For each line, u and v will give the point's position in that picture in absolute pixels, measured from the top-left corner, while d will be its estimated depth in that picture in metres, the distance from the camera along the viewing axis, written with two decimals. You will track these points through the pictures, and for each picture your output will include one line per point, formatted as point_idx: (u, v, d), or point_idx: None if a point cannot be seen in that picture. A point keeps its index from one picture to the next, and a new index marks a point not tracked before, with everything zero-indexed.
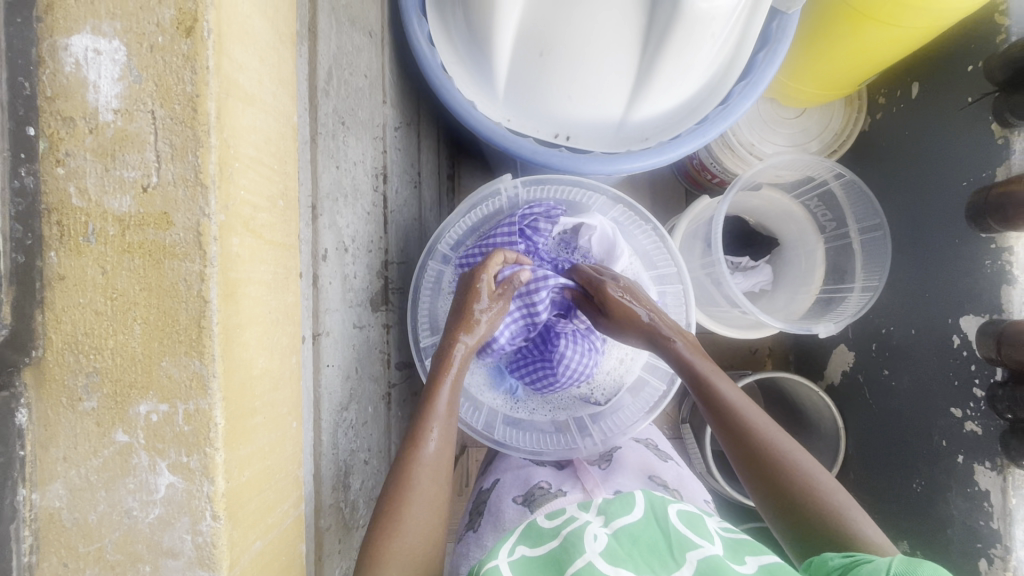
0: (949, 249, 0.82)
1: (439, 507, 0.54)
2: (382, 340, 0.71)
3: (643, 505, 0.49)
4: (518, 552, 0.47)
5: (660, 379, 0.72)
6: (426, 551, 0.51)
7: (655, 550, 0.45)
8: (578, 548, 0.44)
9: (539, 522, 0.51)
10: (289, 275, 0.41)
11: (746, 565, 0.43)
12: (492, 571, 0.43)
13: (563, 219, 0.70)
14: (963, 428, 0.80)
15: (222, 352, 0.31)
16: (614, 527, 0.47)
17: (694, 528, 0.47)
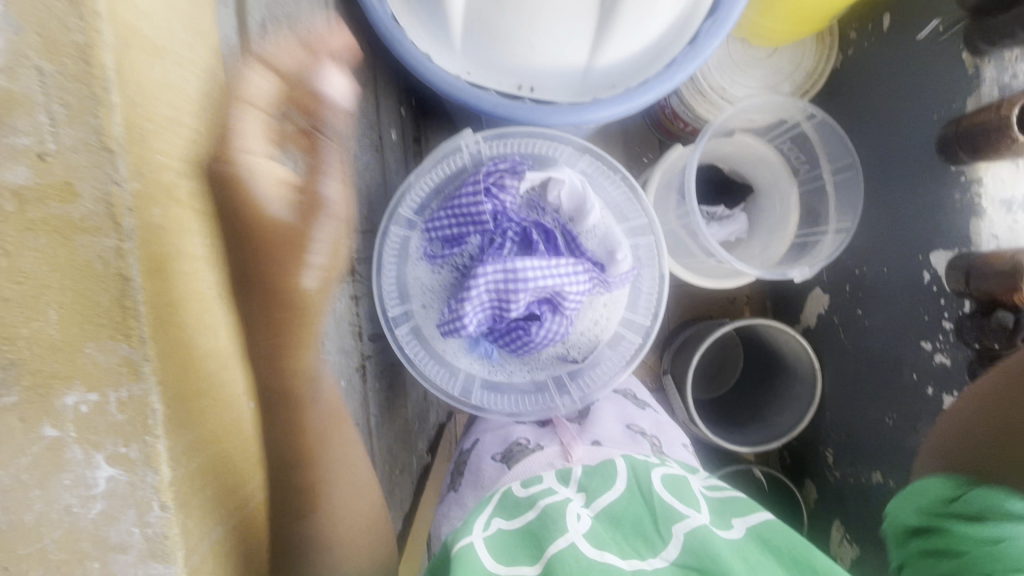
0: (919, 184, 0.82)
1: (362, 475, 0.51)
2: (350, 312, 0.68)
3: (624, 477, 0.51)
4: (493, 526, 0.47)
5: (636, 333, 0.71)
6: (366, 511, 0.52)
7: (639, 528, 0.46)
8: (560, 525, 0.44)
9: (514, 490, 0.52)
10: (229, 246, 0.38)
11: (734, 530, 0.45)
12: (467, 549, 0.42)
13: (529, 173, 0.68)
14: (933, 360, 0.82)
15: (151, 333, 0.28)
16: (596, 507, 0.48)
17: (679, 494, 0.48)
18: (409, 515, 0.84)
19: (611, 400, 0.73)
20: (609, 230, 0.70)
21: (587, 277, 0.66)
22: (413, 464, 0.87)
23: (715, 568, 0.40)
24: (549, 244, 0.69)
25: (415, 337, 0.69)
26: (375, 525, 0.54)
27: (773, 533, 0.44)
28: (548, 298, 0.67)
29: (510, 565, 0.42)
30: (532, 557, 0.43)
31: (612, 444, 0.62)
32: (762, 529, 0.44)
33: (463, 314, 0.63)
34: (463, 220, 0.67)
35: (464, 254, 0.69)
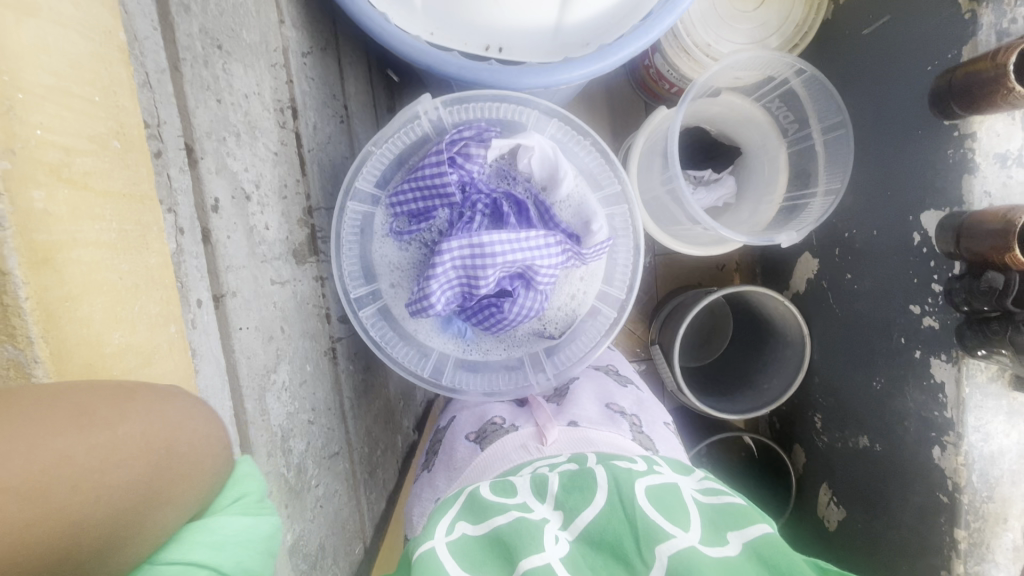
0: (910, 141, 0.78)
1: (68, 440, 0.25)
2: (316, 293, 0.65)
3: (606, 486, 0.43)
4: (458, 530, 0.41)
5: (612, 306, 0.68)
6: (163, 441, 0.29)
7: (619, 550, 0.39)
8: (536, 541, 0.39)
9: (481, 492, 0.45)
10: (149, 230, 0.34)
11: (730, 547, 0.38)
12: (427, 556, 0.38)
13: (495, 141, 0.63)
14: (921, 324, 0.80)
15: (42, 331, 0.26)
16: (576, 525, 0.41)
17: (665, 509, 0.41)
18: (393, 494, 0.84)
19: (591, 378, 0.70)
20: (583, 200, 0.67)
21: (561, 250, 0.63)
22: (398, 442, 0.86)
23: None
24: (521, 216, 0.65)
25: (383, 318, 0.66)
26: (200, 427, 0.31)
27: (775, 549, 0.37)
28: (520, 274, 0.64)
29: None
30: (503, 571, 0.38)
31: (590, 424, 0.59)
32: (758, 545, 0.38)
33: (429, 293, 0.60)
34: (428, 193, 0.63)
35: (432, 229, 0.66)
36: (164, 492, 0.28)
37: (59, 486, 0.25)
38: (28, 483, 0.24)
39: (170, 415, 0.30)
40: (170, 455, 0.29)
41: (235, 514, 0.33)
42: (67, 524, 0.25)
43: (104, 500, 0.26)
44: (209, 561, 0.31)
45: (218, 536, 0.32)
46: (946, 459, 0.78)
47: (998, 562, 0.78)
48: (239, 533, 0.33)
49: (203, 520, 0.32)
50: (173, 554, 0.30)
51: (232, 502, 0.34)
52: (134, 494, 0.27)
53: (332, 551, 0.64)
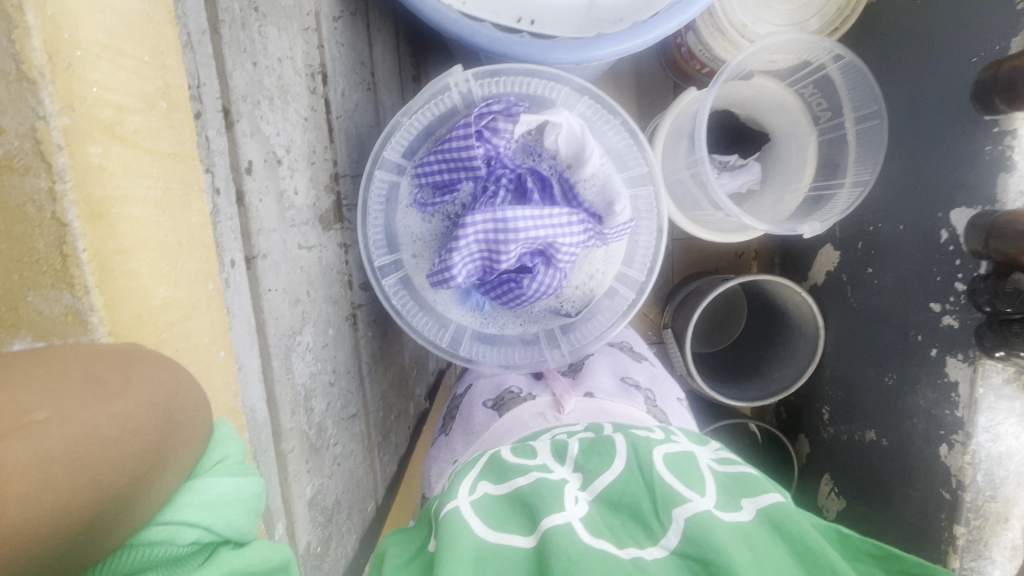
0: (948, 136, 0.76)
1: (80, 412, 0.25)
2: (340, 260, 0.67)
3: (625, 454, 0.44)
4: (480, 490, 0.44)
5: (631, 287, 0.69)
6: (165, 408, 0.29)
7: (636, 514, 0.40)
8: (557, 501, 0.40)
9: (502, 455, 0.49)
10: (190, 189, 0.35)
11: (743, 512, 0.39)
12: (453, 513, 0.40)
13: (524, 116, 0.63)
14: (940, 322, 0.79)
15: (97, 282, 0.27)
16: (594, 487, 0.43)
17: (682, 475, 0.42)
18: (405, 457, 0.87)
19: (606, 354, 0.72)
20: (608, 180, 0.66)
21: (582, 228, 0.63)
22: (411, 409, 0.89)
23: (717, 560, 0.34)
24: (544, 193, 0.66)
25: (405, 287, 0.68)
26: (194, 391, 0.31)
27: (788, 518, 0.38)
28: (541, 250, 0.64)
29: (500, 531, 0.39)
30: (525, 526, 0.40)
31: (605, 396, 0.61)
32: (771, 511, 0.38)
33: (452, 265, 0.61)
34: (454, 166, 0.63)
35: (455, 202, 0.66)
36: (169, 458, 0.28)
37: (77, 458, 0.24)
38: (46, 458, 0.24)
39: (167, 381, 0.30)
40: (172, 420, 0.29)
41: (222, 475, 0.33)
42: (89, 494, 0.25)
43: (119, 468, 0.26)
44: (200, 522, 0.31)
45: (208, 497, 0.32)
46: (952, 457, 0.79)
47: (994, 560, 0.79)
48: (228, 493, 0.33)
49: (195, 482, 0.32)
50: (167, 514, 0.30)
51: (215, 465, 0.33)
52: (145, 460, 0.27)
53: (347, 506, 0.68)
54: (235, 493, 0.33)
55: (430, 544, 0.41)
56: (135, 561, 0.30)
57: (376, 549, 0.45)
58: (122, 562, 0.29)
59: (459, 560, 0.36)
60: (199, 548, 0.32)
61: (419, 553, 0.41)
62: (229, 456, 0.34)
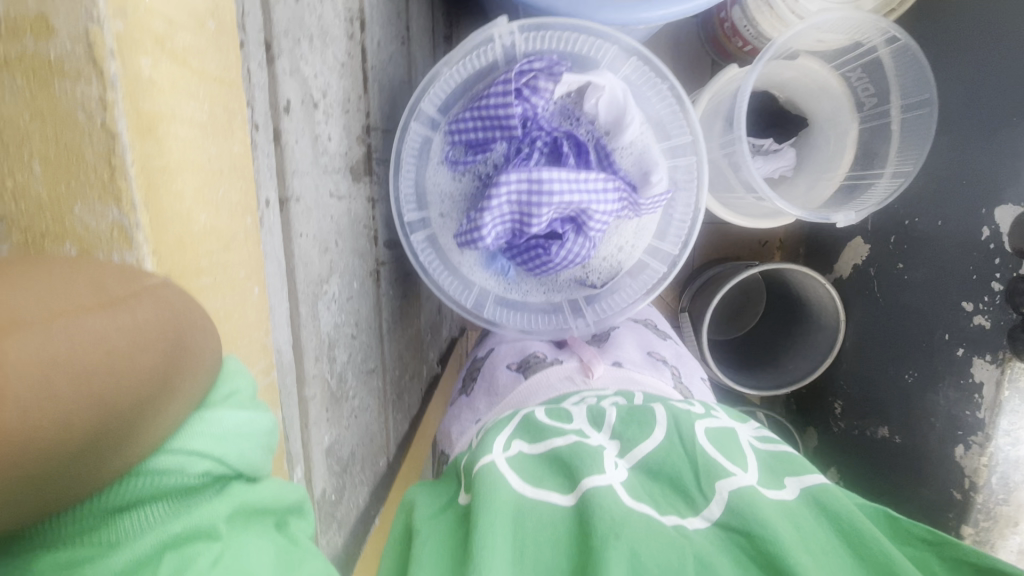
0: (1001, 130, 0.73)
1: (86, 320, 0.24)
2: (367, 214, 0.66)
3: (665, 425, 0.43)
4: (514, 448, 0.44)
5: (662, 262, 0.67)
6: (177, 329, 0.28)
7: (676, 483, 0.40)
8: (598, 464, 0.40)
9: (538, 415, 0.48)
10: (234, 117, 0.34)
11: (786, 491, 0.39)
12: (489, 467, 0.40)
13: (566, 77, 0.61)
14: (971, 322, 0.78)
15: (143, 198, 0.27)
16: (634, 455, 0.42)
17: (727, 450, 0.41)
18: (416, 418, 0.87)
19: (631, 329, 0.70)
20: (646, 150, 0.64)
21: (617, 196, 0.62)
22: (424, 371, 0.89)
23: (761, 534, 0.35)
24: (580, 159, 0.64)
25: (432, 246, 0.67)
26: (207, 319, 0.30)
27: (833, 498, 0.38)
28: (571, 217, 0.63)
29: (538, 488, 0.39)
30: (563, 486, 0.40)
31: (634, 366, 0.61)
32: (816, 491, 0.39)
33: (483, 226, 0.60)
34: (490, 124, 0.62)
35: (487, 162, 0.65)
36: (178, 383, 0.28)
37: (82, 365, 0.24)
38: (51, 360, 0.23)
39: (179, 304, 0.28)
40: (183, 342, 0.28)
41: (233, 409, 0.32)
42: (96, 408, 0.24)
43: (127, 387, 0.25)
44: (211, 453, 0.30)
45: (219, 429, 0.31)
46: (968, 458, 0.79)
47: None
48: (241, 426, 0.32)
49: (204, 412, 0.31)
50: (174, 443, 0.29)
51: (224, 397, 0.32)
52: (154, 381, 0.26)
53: (360, 460, 0.68)
54: (247, 426, 0.32)
55: (463, 496, 0.42)
56: (147, 488, 0.29)
57: (403, 496, 0.45)
58: (127, 492, 0.28)
59: (497, 511, 0.36)
60: (212, 480, 0.32)
61: (450, 505, 0.42)
62: (236, 390, 0.33)
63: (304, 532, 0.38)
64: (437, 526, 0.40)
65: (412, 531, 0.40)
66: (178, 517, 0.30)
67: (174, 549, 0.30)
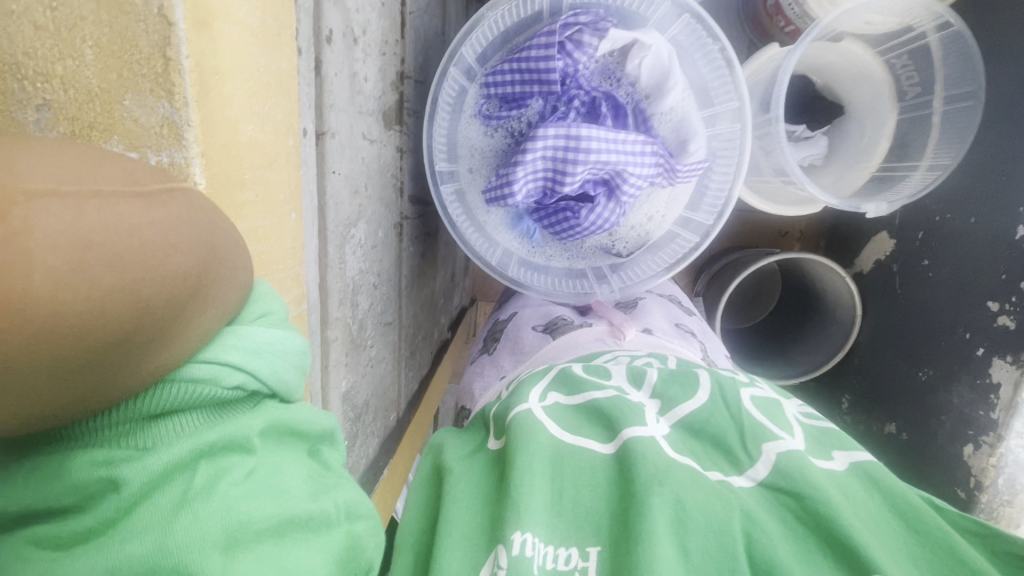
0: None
1: (117, 206, 0.24)
2: (395, 164, 0.65)
3: (708, 387, 0.43)
4: (550, 399, 0.46)
5: (693, 234, 0.66)
6: (212, 242, 0.27)
7: (719, 443, 0.41)
8: (638, 417, 0.41)
9: (573, 369, 0.49)
10: (283, 29, 0.33)
11: (835, 462, 0.39)
12: (524, 414, 0.42)
13: (612, 32, 0.59)
14: (994, 322, 0.76)
15: (196, 97, 0.26)
16: (675, 413, 0.43)
17: (772, 415, 0.41)
18: (426, 378, 0.87)
19: (656, 301, 0.69)
20: (687, 116, 0.62)
21: (654, 161, 0.60)
22: (435, 333, 0.89)
23: (811, 496, 0.36)
24: (617, 120, 0.62)
25: (459, 201, 0.66)
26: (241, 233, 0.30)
27: (883, 474, 0.38)
28: (601, 180, 0.62)
29: (576, 435, 0.41)
30: (604, 436, 0.41)
31: (663, 335, 0.60)
32: (866, 466, 0.39)
33: (514, 182, 0.59)
34: (529, 77, 0.60)
35: (522, 119, 0.63)
36: (207, 292, 0.27)
37: (109, 255, 0.23)
38: (76, 237, 0.22)
39: (211, 213, 0.28)
40: (213, 248, 0.27)
41: (265, 326, 0.32)
42: (121, 301, 0.23)
43: (158, 282, 0.24)
44: (245, 367, 0.30)
45: (252, 344, 0.31)
46: (977, 457, 0.78)
47: None
48: (274, 343, 0.32)
49: (238, 327, 0.30)
50: (207, 353, 0.29)
51: (257, 317, 0.32)
52: (185, 283, 0.25)
53: (373, 411, 0.68)
54: (279, 344, 0.32)
55: (495, 441, 0.44)
56: (181, 396, 0.29)
57: (431, 439, 0.47)
58: (164, 397, 0.29)
59: (535, 454, 0.38)
60: (245, 394, 0.32)
61: (480, 449, 0.44)
62: (271, 311, 0.33)
63: (337, 460, 0.39)
64: (469, 466, 0.42)
65: (444, 470, 0.42)
66: (211, 428, 0.30)
67: (208, 458, 0.30)
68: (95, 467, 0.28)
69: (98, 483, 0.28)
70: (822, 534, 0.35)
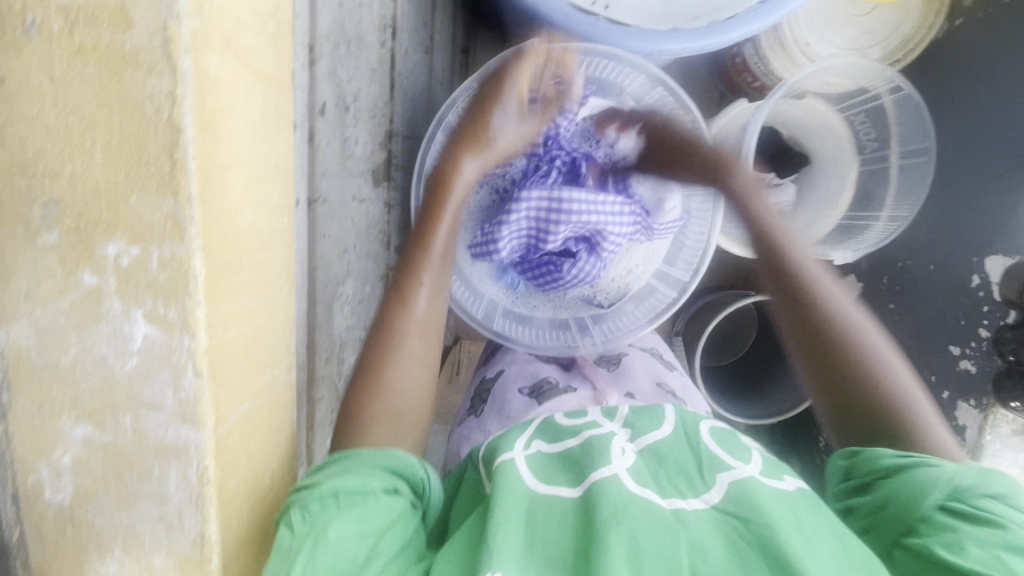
0: (987, 182, 0.80)
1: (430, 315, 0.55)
2: (383, 219, 0.67)
3: (673, 420, 0.48)
4: (533, 447, 0.49)
5: (671, 287, 0.68)
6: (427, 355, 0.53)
7: (682, 468, 0.44)
8: (604, 457, 0.44)
9: (557, 419, 0.52)
10: (281, 118, 0.34)
11: (785, 482, 0.43)
12: (507, 463, 0.45)
13: (592, 100, 0.62)
14: (958, 366, 0.83)
15: (201, 193, 0.26)
16: (642, 441, 0.47)
17: (728, 446, 0.46)
18: None
19: (640, 357, 0.69)
20: (662, 176, 0.66)
21: (632, 220, 0.63)
22: None
23: (756, 519, 0.38)
24: (597, 182, 0.66)
25: None
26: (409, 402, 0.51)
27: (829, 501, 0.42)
28: (586, 239, 0.64)
29: (549, 484, 0.44)
30: (572, 480, 0.44)
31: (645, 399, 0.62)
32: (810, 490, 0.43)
33: (498, 239, 0.61)
34: None
35: (506, 176, 0.66)
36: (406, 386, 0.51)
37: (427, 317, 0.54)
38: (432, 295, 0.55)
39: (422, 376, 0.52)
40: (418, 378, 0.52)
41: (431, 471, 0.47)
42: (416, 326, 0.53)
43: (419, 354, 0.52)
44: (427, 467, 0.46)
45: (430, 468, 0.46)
46: None
47: None
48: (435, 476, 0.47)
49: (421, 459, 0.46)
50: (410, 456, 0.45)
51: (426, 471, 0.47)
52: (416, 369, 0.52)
53: None
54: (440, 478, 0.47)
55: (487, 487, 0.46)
56: (398, 468, 0.44)
57: None
58: (391, 463, 0.43)
59: (512, 507, 0.41)
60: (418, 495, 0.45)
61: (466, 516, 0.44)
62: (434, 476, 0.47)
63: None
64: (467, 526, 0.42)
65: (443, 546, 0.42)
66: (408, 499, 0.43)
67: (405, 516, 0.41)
68: (380, 480, 0.41)
69: (349, 501, 0.39)
70: (769, 559, 0.37)
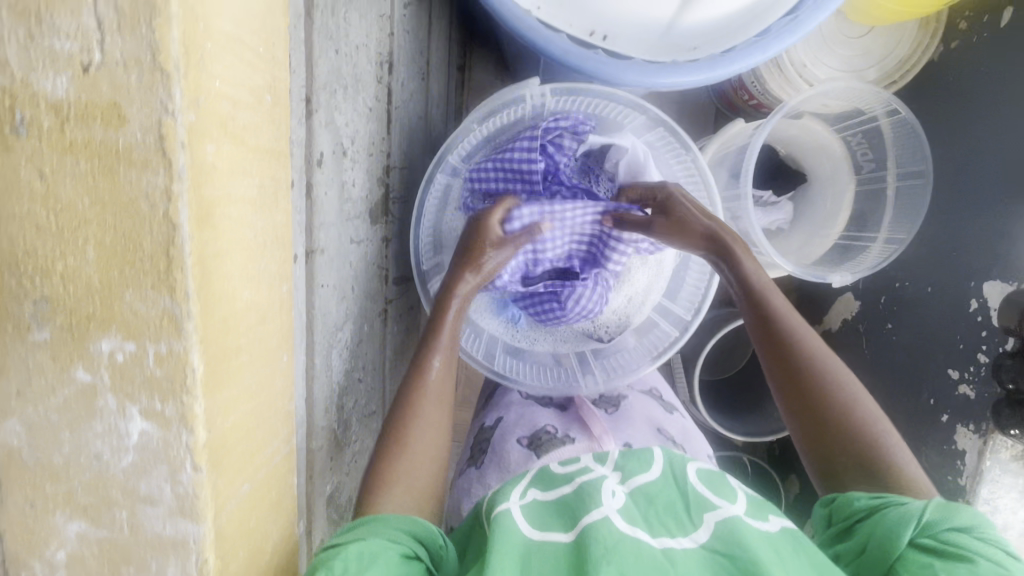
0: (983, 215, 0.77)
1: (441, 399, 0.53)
2: (381, 255, 0.66)
3: (660, 462, 0.47)
4: (529, 495, 0.48)
5: (673, 325, 0.68)
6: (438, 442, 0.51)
7: (672, 510, 0.43)
8: (596, 500, 0.44)
9: (551, 468, 0.52)
10: (279, 186, 0.33)
11: (771, 524, 0.42)
12: (504, 514, 0.44)
13: (592, 137, 0.62)
14: (956, 390, 0.80)
15: (197, 287, 0.25)
16: (631, 484, 0.46)
17: (716, 487, 0.45)
18: None
19: (637, 399, 0.71)
20: None
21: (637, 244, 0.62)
22: None
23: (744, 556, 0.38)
24: None
25: None
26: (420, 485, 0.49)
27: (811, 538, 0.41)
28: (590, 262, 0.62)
29: (543, 530, 0.43)
30: (565, 525, 0.44)
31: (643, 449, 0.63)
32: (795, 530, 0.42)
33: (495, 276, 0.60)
34: (511, 175, 0.61)
35: None
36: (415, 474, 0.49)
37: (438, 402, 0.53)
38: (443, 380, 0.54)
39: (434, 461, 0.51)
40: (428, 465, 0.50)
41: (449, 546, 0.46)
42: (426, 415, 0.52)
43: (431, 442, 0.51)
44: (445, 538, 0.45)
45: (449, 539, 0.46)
46: None
47: None
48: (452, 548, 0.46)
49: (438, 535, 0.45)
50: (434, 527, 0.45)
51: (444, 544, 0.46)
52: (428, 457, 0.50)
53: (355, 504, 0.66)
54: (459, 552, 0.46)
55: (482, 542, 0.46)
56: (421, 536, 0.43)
57: None
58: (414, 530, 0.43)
59: (505, 556, 0.40)
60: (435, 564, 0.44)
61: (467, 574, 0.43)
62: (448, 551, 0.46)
63: None
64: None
65: None
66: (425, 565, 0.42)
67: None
68: (400, 546, 0.41)
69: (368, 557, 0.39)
70: None
